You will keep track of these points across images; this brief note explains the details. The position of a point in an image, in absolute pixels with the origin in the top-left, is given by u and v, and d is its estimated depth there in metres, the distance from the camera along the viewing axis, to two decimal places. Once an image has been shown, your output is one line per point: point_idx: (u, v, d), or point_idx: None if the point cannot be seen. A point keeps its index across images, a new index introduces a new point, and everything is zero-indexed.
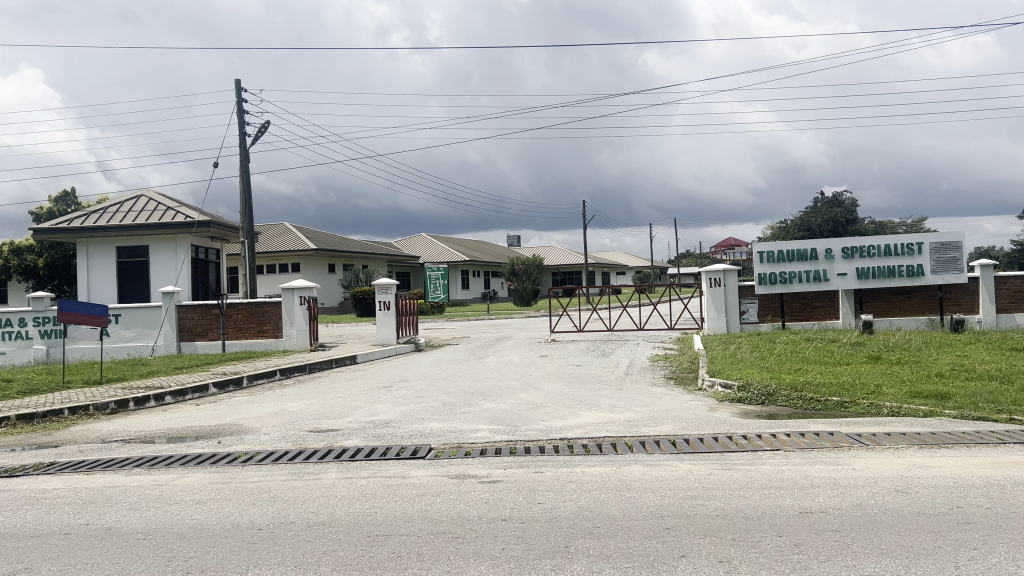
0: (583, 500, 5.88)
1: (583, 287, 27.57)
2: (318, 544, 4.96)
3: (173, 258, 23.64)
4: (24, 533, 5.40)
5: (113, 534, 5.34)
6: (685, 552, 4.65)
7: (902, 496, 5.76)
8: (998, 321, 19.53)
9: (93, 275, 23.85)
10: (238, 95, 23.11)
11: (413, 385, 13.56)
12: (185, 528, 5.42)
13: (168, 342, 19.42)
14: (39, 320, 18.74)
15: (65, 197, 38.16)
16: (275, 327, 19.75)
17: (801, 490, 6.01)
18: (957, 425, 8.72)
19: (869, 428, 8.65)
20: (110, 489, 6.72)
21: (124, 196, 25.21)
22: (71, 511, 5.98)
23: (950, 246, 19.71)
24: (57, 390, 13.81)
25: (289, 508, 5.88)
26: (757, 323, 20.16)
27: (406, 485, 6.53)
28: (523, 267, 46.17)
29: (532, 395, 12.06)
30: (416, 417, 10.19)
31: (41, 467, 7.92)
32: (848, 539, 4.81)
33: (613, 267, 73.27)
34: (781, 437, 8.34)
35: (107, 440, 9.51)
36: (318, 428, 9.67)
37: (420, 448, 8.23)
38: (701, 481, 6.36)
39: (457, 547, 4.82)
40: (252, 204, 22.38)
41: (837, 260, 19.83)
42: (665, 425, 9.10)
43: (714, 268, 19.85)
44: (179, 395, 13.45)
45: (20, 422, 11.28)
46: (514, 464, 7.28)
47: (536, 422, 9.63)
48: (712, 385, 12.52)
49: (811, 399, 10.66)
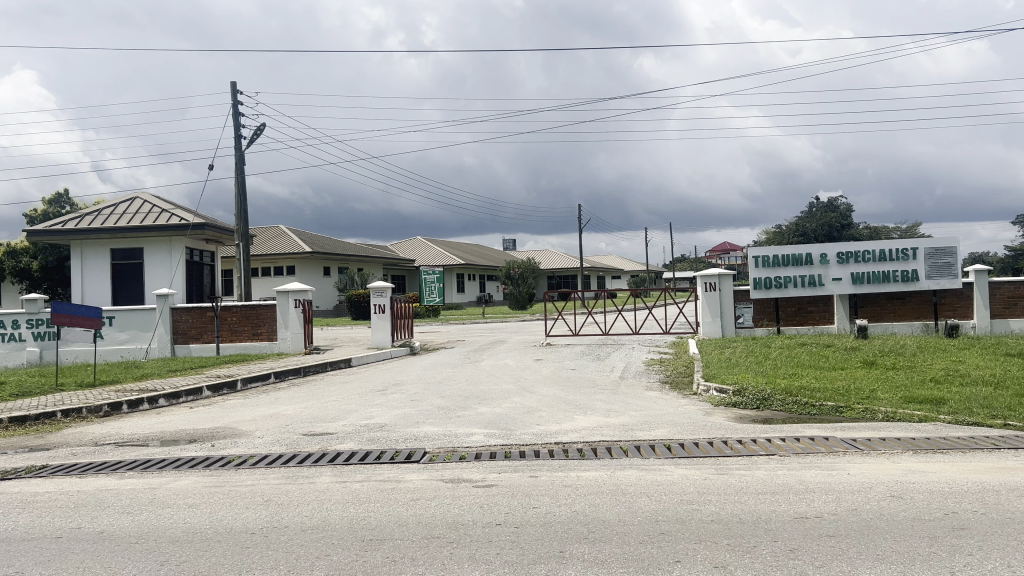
0: (578, 505, 5.86)
1: (578, 291, 27.59)
2: (312, 549, 4.93)
3: (167, 260, 23.52)
4: (16, 536, 5.35)
5: (105, 537, 5.30)
6: (681, 557, 4.63)
7: (898, 501, 5.76)
8: (993, 326, 19.55)
9: (87, 277, 23.74)
10: (234, 97, 23.05)
11: (407, 389, 13.52)
12: (178, 532, 5.37)
13: (162, 345, 19.31)
14: (33, 322, 18.65)
15: (60, 199, 38.02)
16: (270, 331, 19.75)
17: (796, 495, 6.01)
18: (951, 430, 8.74)
19: (863, 433, 8.66)
20: (102, 493, 6.67)
21: (118, 199, 25.09)
22: (63, 515, 5.92)
23: (944, 251, 19.68)
24: (51, 393, 13.72)
25: (282, 512, 5.84)
26: (752, 327, 20.38)
27: (400, 489, 6.50)
28: (518, 271, 46.36)
29: (527, 399, 12.05)
30: (411, 420, 10.17)
31: (33, 470, 7.87)
32: (843, 544, 4.80)
33: (608, 271, 73.37)
34: (776, 441, 8.34)
35: (100, 443, 9.43)
36: (312, 431, 9.63)
37: (415, 452, 8.19)
38: (696, 486, 6.35)
39: (452, 552, 4.81)
40: (247, 206, 22.33)
41: (831, 265, 19.89)
42: (661, 429, 9.10)
43: (709, 272, 20.05)
44: (173, 398, 13.39)
45: (12, 425, 11.20)
46: (509, 467, 7.26)
47: (531, 425, 9.62)
48: (707, 390, 12.55)
49: (806, 403, 10.67)
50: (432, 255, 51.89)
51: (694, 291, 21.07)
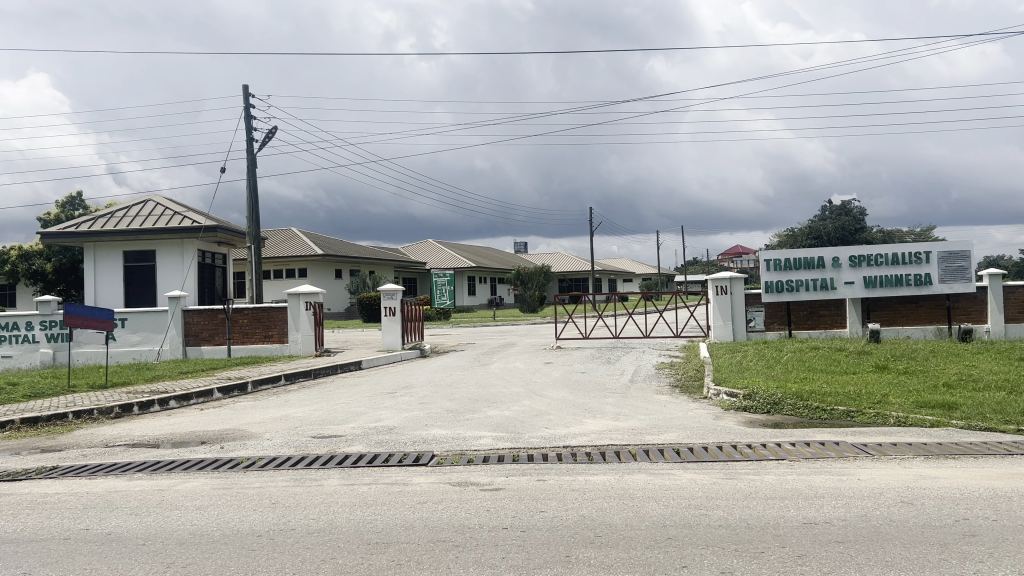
0: (584, 509, 5.84)
1: (590, 293, 27.51)
2: (318, 552, 4.92)
3: (179, 262, 23.71)
4: (24, 537, 5.38)
5: (112, 539, 5.32)
6: (687, 562, 4.60)
7: (908, 507, 5.69)
8: (1007, 331, 19.38)
9: (100, 279, 23.95)
10: (246, 99, 23.13)
11: (417, 391, 13.55)
12: (185, 534, 5.39)
13: (175, 347, 19.36)
14: (46, 324, 18.79)
15: (73, 202, 38.37)
16: (281, 332, 19.86)
17: (806, 500, 5.95)
18: (964, 435, 8.67)
19: (875, 438, 8.58)
20: (110, 495, 6.69)
21: (132, 201, 25.23)
22: (71, 516, 5.97)
23: (958, 255, 19.46)
24: (63, 394, 13.83)
25: (289, 514, 5.85)
26: (763, 331, 20.29)
27: (406, 493, 6.49)
28: (529, 274, 46.34)
29: (537, 403, 11.96)
30: (419, 423, 10.19)
31: (43, 471, 7.90)
32: (852, 550, 4.76)
33: (619, 275, 73.60)
34: (787, 445, 8.31)
35: (111, 444, 9.50)
36: (321, 433, 9.68)
37: (423, 455, 8.18)
38: (704, 490, 6.33)
39: (457, 556, 4.79)
40: (260, 210, 22.44)
41: (844, 268, 19.70)
42: (671, 433, 9.07)
43: (719, 276, 20.07)
44: (184, 399, 13.46)
45: (24, 426, 11.29)
46: (517, 471, 7.25)
47: (539, 429, 9.59)
48: (718, 394, 12.46)
49: (818, 407, 10.61)
50: (443, 258, 51.95)
51: (706, 295, 21.07)
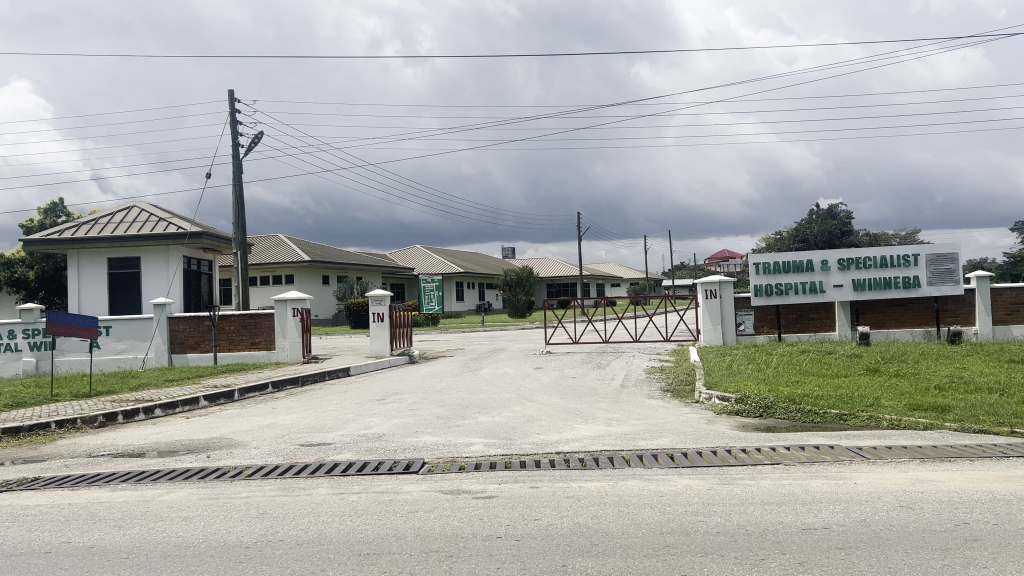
0: (581, 517, 5.73)
1: (579, 298, 27.45)
2: (308, 563, 4.79)
3: (164, 268, 23.42)
4: (2, 552, 5.20)
5: (94, 553, 5.15)
6: (686, 570, 4.51)
7: (908, 511, 5.63)
8: (994, 332, 19.48)
9: (84, 286, 23.63)
10: (232, 104, 22.98)
11: (406, 398, 13.37)
12: (170, 546, 5.23)
13: (160, 355, 19.20)
14: (28, 332, 18.48)
15: (56, 208, 37.94)
16: (267, 340, 19.57)
17: (803, 506, 5.87)
18: (957, 438, 8.61)
19: (869, 442, 8.52)
20: (93, 506, 6.51)
21: (115, 207, 24.92)
22: (53, 529, 5.79)
23: (945, 258, 19.67)
24: (45, 403, 13.61)
25: (278, 525, 5.70)
26: (753, 335, 20.16)
27: (398, 501, 6.36)
28: (517, 278, 46.18)
29: (528, 408, 11.87)
30: (409, 430, 10.03)
31: (24, 482, 7.71)
32: (854, 557, 4.67)
33: (608, 278, 73.84)
34: (781, 450, 8.20)
35: (94, 455, 9.29)
36: (309, 441, 9.50)
37: (414, 462, 8.04)
38: (702, 497, 6.22)
39: (451, 566, 4.67)
40: (246, 215, 22.22)
41: (833, 272, 19.77)
42: (663, 438, 8.95)
43: (708, 279, 20.00)
44: (169, 408, 13.25)
45: (5, 436, 11.07)
46: (509, 478, 7.12)
47: (531, 435, 9.46)
48: (709, 398, 12.36)
49: (810, 411, 10.54)
50: (431, 264, 51.65)
51: (695, 298, 20.94)
